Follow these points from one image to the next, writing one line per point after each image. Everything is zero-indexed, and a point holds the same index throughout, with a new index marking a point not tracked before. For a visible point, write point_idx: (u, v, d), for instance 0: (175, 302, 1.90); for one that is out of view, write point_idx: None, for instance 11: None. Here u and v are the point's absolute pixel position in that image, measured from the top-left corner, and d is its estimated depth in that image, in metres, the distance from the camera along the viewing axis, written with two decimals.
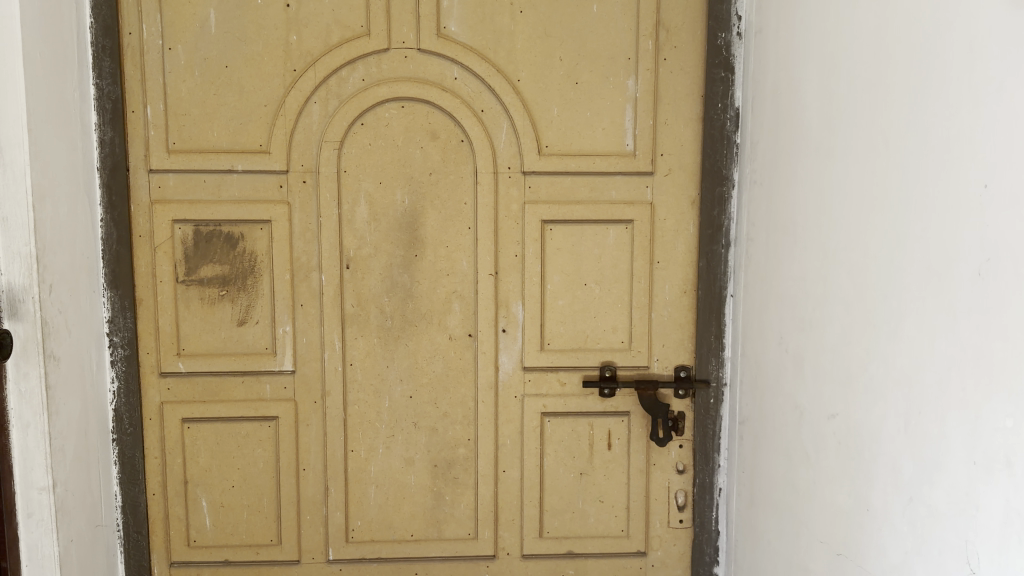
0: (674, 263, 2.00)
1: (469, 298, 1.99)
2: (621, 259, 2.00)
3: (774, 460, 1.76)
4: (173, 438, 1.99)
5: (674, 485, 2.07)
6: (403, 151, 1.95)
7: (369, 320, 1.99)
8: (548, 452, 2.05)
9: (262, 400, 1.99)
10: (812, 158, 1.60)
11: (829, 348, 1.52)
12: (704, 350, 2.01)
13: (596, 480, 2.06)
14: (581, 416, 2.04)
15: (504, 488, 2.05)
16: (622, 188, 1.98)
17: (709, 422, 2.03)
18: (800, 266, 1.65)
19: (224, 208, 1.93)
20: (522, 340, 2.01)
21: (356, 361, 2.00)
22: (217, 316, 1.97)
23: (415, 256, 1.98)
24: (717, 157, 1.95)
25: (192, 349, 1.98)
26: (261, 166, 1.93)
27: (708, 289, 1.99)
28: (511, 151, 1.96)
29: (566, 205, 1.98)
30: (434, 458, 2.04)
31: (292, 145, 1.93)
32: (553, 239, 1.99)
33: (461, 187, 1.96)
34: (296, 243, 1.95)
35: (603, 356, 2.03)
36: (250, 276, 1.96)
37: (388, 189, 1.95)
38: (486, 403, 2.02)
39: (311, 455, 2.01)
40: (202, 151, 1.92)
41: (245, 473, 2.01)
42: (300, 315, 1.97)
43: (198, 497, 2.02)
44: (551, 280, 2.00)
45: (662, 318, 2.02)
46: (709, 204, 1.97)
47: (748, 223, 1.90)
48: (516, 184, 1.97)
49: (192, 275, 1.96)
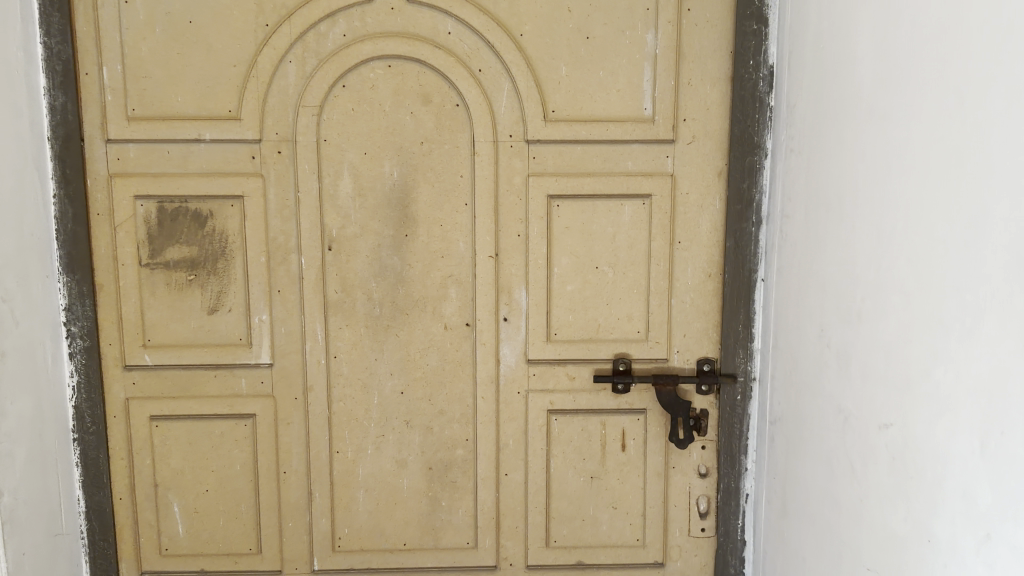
0: (698, 243, 1.77)
1: (466, 284, 1.78)
2: (638, 239, 1.77)
3: (811, 468, 1.55)
4: (140, 437, 1.80)
5: (695, 491, 1.86)
6: (390, 118, 1.72)
7: (355, 308, 1.78)
8: (555, 453, 1.84)
9: (237, 395, 1.79)
10: (863, 122, 1.36)
11: (884, 346, 1.29)
12: (730, 341, 1.78)
13: (609, 484, 1.85)
14: (592, 414, 1.83)
15: (507, 493, 1.85)
16: (639, 158, 1.75)
17: (736, 422, 1.81)
18: (846, 250, 1.42)
19: (191, 182, 1.72)
20: (526, 329, 1.79)
21: (341, 353, 1.79)
22: (185, 303, 1.76)
23: (406, 237, 1.76)
24: (747, 123, 1.71)
25: (159, 340, 1.78)
26: (231, 135, 1.71)
27: (735, 273, 1.76)
28: (514, 117, 1.73)
29: (575, 178, 1.75)
30: (429, 460, 1.83)
31: (265, 110, 1.71)
32: (561, 216, 1.76)
33: (457, 158, 1.74)
34: (272, 221, 1.74)
35: (617, 348, 1.81)
36: (222, 259, 1.75)
37: (374, 160, 1.73)
38: (486, 400, 1.81)
39: (293, 456, 1.82)
40: (165, 118, 1.71)
41: (221, 477, 1.82)
42: (278, 303, 1.76)
43: (170, 501, 1.83)
44: (558, 263, 1.78)
45: (683, 306, 1.79)
46: (737, 176, 1.73)
47: (783, 198, 1.66)
48: (519, 154, 1.74)
49: (157, 258, 1.75)
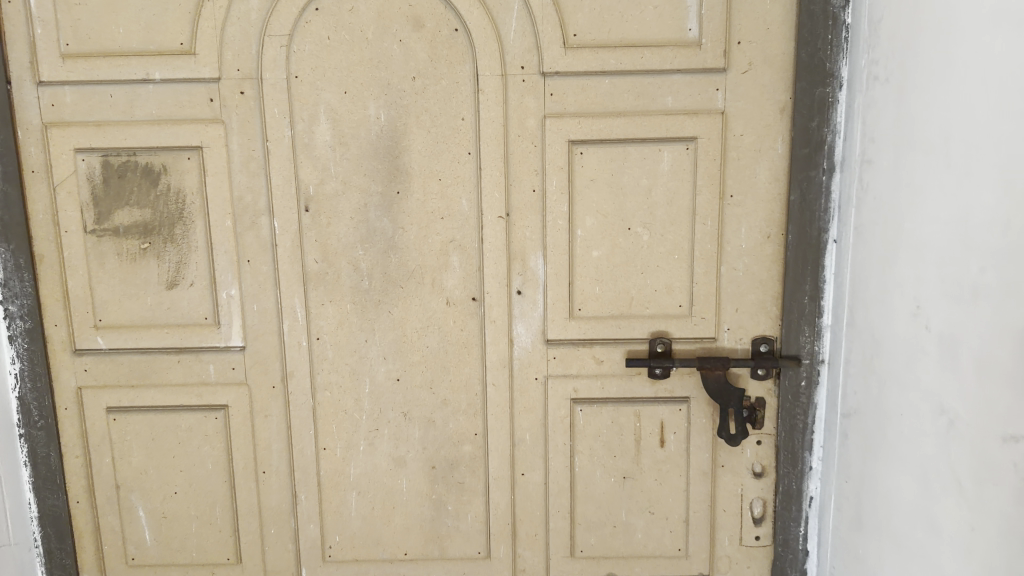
0: (753, 198, 1.45)
1: (472, 250, 1.48)
2: (679, 193, 1.45)
3: (899, 479, 1.25)
4: (96, 432, 1.55)
5: (748, 493, 1.56)
6: (375, 48, 1.41)
7: (340, 280, 1.49)
8: (580, 450, 1.55)
9: (205, 384, 1.52)
10: (982, 35, 1.02)
11: (1012, 335, 0.97)
12: (794, 316, 1.46)
13: (645, 486, 1.56)
14: (625, 404, 1.53)
15: (524, 496, 1.57)
16: (681, 92, 1.42)
17: (798, 413, 1.50)
18: (956, 206, 1.09)
19: (140, 132, 1.43)
20: (545, 304, 1.49)
21: (325, 333, 1.51)
22: (140, 276, 1.49)
23: (397, 194, 1.46)
24: (817, 47, 1.37)
25: (111, 320, 1.51)
26: (184, 74, 1.42)
27: (800, 233, 1.43)
28: (526, 44, 1.41)
29: (602, 119, 1.43)
30: (431, 458, 1.56)
31: (223, 42, 1.41)
32: (585, 166, 1.44)
33: (458, 96, 1.43)
34: (236, 177, 1.45)
35: (654, 326, 1.50)
36: (179, 223, 1.47)
37: (356, 101, 1.43)
38: (498, 387, 1.52)
39: (273, 454, 1.55)
40: (105, 54, 1.41)
41: (190, 477, 1.57)
42: (248, 275, 1.48)
43: (134, 505, 1.58)
44: (582, 223, 1.46)
45: (735, 274, 1.47)
46: (805, 113, 1.39)
47: (864, 140, 1.32)
48: (533, 90, 1.42)
49: (105, 223, 1.47)
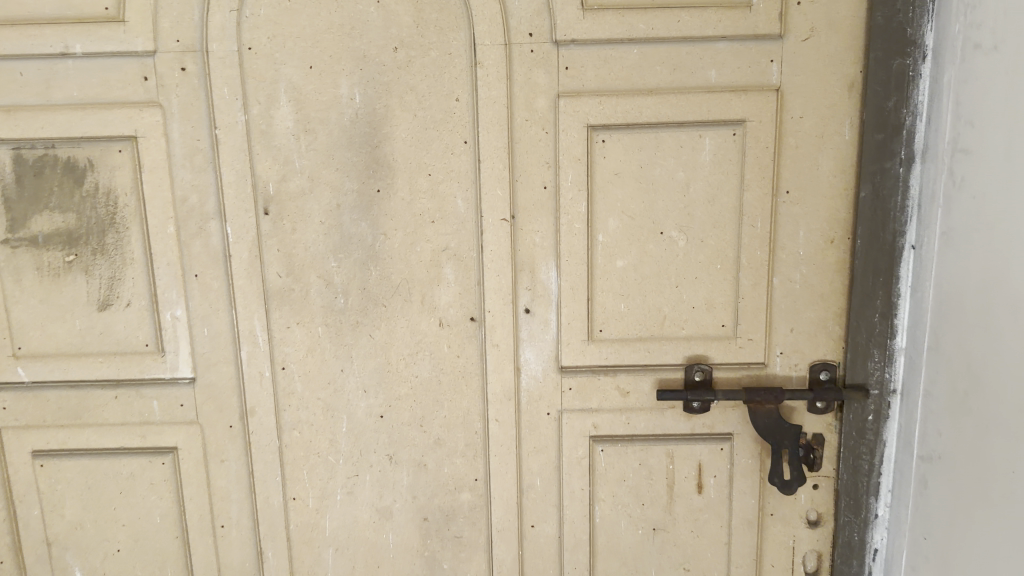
0: (814, 193, 1.18)
1: (469, 261, 1.21)
2: (723, 190, 1.19)
3: (1014, 553, 0.99)
4: (20, 481, 1.29)
5: (802, 545, 1.31)
6: (347, 12, 1.14)
7: (309, 298, 1.23)
8: (601, 497, 1.29)
9: (149, 423, 1.26)
10: None
11: None
12: (862, 338, 1.20)
13: (678, 539, 1.31)
14: (655, 444, 1.27)
15: (534, 552, 1.31)
16: (726, 65, 1.15)
17: (863, 453, 1.23)
18: None
19: (58, 118, 1.16)
20: (558, 326, 1.23)
21: (292, 362, 1.25)
22: (66, 294, 1.22)
23: (377, 192, 1.19)
24: (897, 8, 1.10)
25: (33, 348, 1.24)
26: (111, 46, 1.14)
27: (871, 237, 1.17)
28: (535, 6, 1.14)
29: (629, 99, 1.16)
30: (423, 508, 1.30)
31: (159, 6, 1.14)
32: (608, 156, 1.18)
33: (450, 71, 1.16)
34: (179, 174, 1.18)
35: (690, 350, 1.24)
36: (111, 230, 1.20)
37: (325, 78, 1.16)
38: (503, 424, 1.26)
39: (233, 505, 1.29)
40: (12, 22, 1.14)
41: (135, 533, 1.31)
42: (196, 292, 1.22)
43: (69, 566, 1.33)
44: (604, 227, 1.20)
45: (789, 287, 1.21)
46: (879, 90, 1.13)
47: (959, 123, 1.05)
48: (544, 62, 1.15)
49: (20, 231, 1.20)
